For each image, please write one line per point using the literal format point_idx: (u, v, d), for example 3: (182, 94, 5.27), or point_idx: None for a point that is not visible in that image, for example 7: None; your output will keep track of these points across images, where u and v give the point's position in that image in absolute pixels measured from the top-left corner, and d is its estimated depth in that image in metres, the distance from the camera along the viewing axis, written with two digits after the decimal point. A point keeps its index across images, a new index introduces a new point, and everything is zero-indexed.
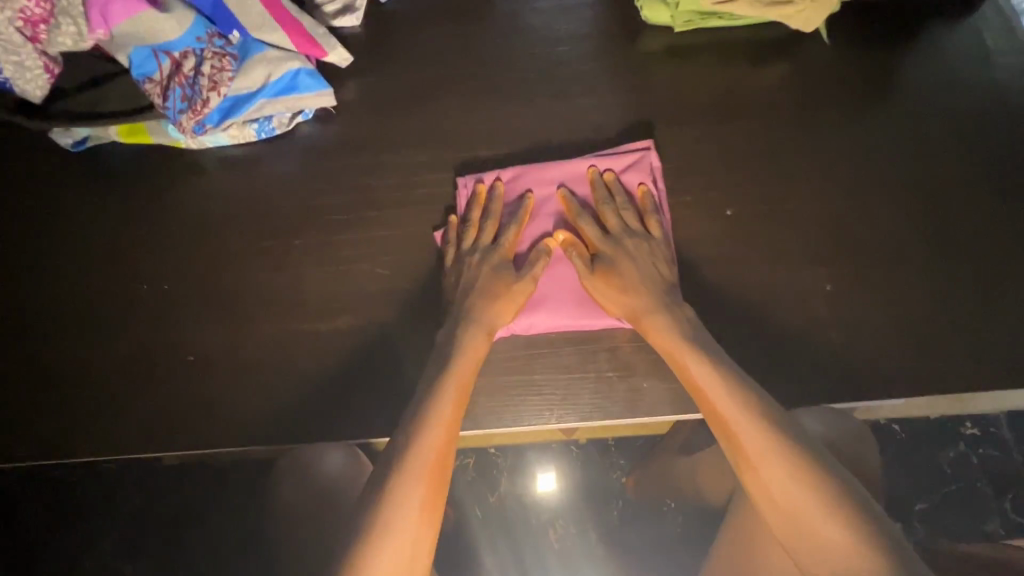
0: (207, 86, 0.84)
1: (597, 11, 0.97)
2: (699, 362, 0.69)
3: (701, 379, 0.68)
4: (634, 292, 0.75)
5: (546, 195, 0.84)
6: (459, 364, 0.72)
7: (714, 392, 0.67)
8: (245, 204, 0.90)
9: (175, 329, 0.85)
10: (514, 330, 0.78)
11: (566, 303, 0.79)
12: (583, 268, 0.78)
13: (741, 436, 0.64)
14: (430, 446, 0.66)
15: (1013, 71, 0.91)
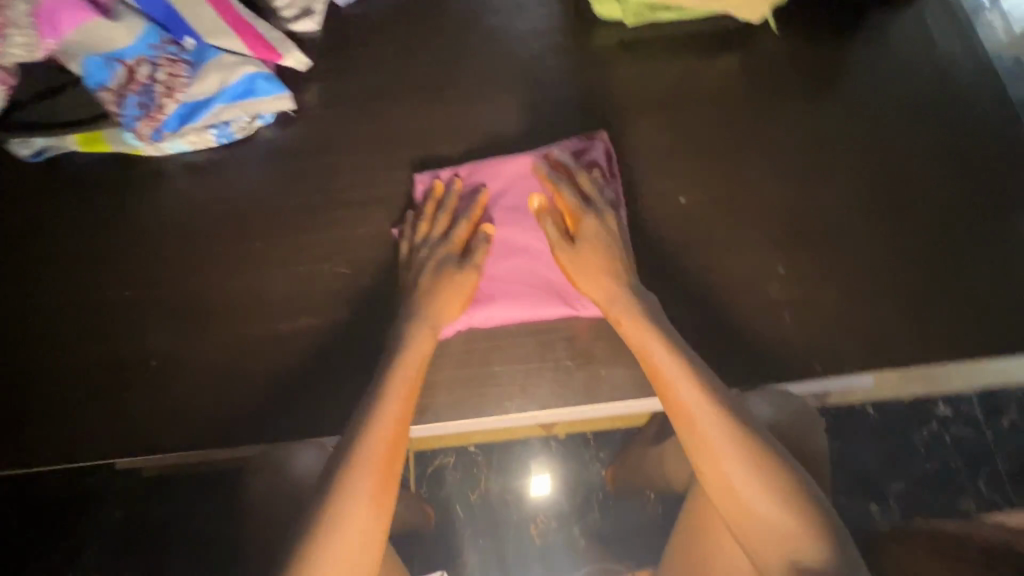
0: (162, 92, 0.85)
1: (551, 9, 0.99)
2: (662, 346, 0.69)
3: (663, 366, 0.68)
4: (605, 271, 0.75)
5: (500, 188, 0.84)
6: (408, 362, 0.72)
7: (676, 380, 0.66)
8: (205, 210, 0.91)
9: (136, 335, 0.85)
10: (468, 323, 0.79)
11: (522, 294, 0.79)
12: (557, 237, 0.77)
13: (701, 423, 0.64)
14: (379, 444, 0.66)
15: (956, 54, 0.93)
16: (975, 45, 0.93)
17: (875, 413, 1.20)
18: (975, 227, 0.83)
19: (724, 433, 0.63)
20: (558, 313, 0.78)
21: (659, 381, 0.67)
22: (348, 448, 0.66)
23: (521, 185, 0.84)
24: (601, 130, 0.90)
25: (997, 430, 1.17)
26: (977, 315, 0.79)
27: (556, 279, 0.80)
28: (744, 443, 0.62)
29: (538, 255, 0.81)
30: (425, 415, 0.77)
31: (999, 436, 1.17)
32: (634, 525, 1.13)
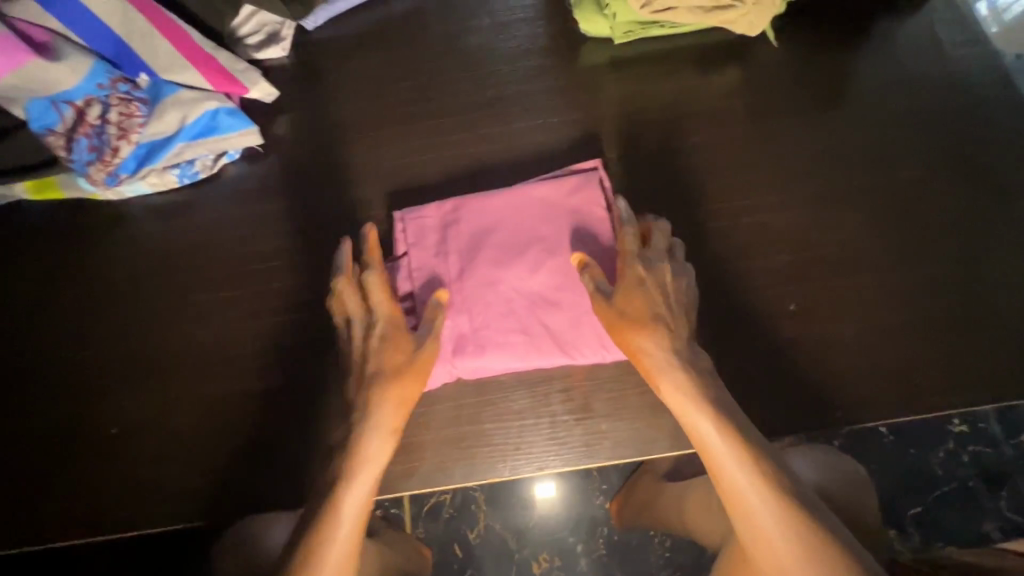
0: (115, 134, 0.79)
1: (535, 27, 0.93)
2: (709, 420, 0.61)
3: (709, 437, 0.60)
4: (648, 330, 0.66)
5: (484, 227, 0.76)
6: (374, 445, 0.64)
7: (725, 459, 0.59)
8: (169, 257, 0.84)
9: (95, 400, 0.78)
10: (453, 376, 0.73)
11: (513, 343, 0.72)
12: (594, 291, 0.68)
13: (751, 509, 0.57)
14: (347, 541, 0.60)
15: (967, 63, 0.87)
16: (986, 52, 0.88)
17: (888, 433, 1.05)
18: (995, 252, 0.78)
19: (779, 527, 0.55)
20: (553, 362, 0.72)
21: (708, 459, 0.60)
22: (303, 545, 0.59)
23: (506, 223, 0.76)
24: (595, 159, 0.83)
25: (1017, 446, 1.03)
26: (999, 349, 0.74)
27: (550, 325, 0.73)
28: (799, 533, 0.55)
29: (528, 299, 0.74)
30: (412, 480, 0.71)
31: (1019, 452, 1.03)
32: (644, 564, 1.01)
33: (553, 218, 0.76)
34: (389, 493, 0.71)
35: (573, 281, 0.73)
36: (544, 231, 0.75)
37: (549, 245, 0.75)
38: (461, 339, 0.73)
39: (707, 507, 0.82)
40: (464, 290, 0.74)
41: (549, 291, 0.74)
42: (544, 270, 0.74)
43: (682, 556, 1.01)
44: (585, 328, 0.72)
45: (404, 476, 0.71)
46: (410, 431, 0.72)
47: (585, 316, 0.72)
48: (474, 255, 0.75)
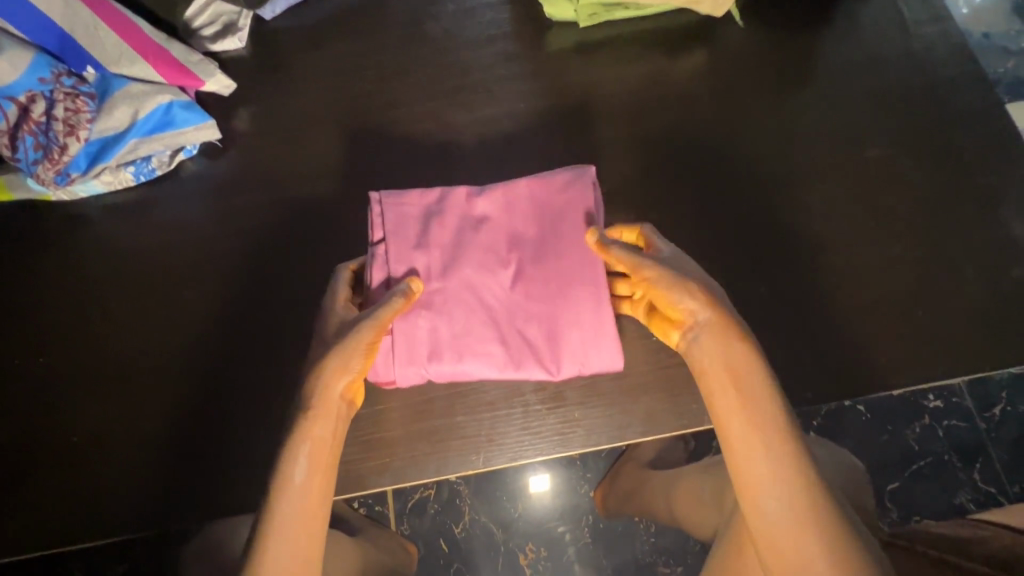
0: (63, 131, 0.76)
1: (499, 12, 0.91)
2: (763, 390, 0.58)
3: (755, 404, 0.58)
4: (705, 297, 0.62)
5: (469, 222, 0.68)
6: (318, 407, 0.61)
7: (772, 429, 0.57)
8: (127, 257, 0.81)
9: (55, 410, 0.75)
10: (424, 379, 0.67)
11: (491, 352, 0.66)
12: (635, 260, 0.63)
13: (790, 488, 0.54)
14: (295, 516, 0.58)
15: (930, 40, 0.87)
16: (949, 28, 0.88)
17: (866, 411, 1.06)
18: (963, 226, 0.78)
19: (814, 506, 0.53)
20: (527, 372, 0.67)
21: (751, 425, 0.57)
22: (261, 515, 0.59)
23: (491, 219, 0.68)
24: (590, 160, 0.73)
25: (990, 420, 1.05)
26: (965, 323, 0.74)
27: (531, 334, 0.66)
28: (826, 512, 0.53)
29: (509, 305, 0.67)
30: (384, 477, 0.70)
31: (992, 426, 1.04)
32: (630, 551, 1.01)
33: (539, 217, 0.68)
34: (357, 489, 0.70)
35: (557, 290, 0.66)
36: (531, 233, 0.68)
37: (534, 247, 0.68)
38: (437, 344, 0.66)
39: (697, 500, 0.83)
40: (445, 291, 0.66)
41: (530, 299, 0.67)
42: (527, 275, 0.67)
43: (665, 541, 1.01)
44: (565, 341, 0.66)
45: (375, 473, 0.70)
46: (382, 428, 0.71)
47: (567, 328, 0.66)
48: (459, 252, 0.67)
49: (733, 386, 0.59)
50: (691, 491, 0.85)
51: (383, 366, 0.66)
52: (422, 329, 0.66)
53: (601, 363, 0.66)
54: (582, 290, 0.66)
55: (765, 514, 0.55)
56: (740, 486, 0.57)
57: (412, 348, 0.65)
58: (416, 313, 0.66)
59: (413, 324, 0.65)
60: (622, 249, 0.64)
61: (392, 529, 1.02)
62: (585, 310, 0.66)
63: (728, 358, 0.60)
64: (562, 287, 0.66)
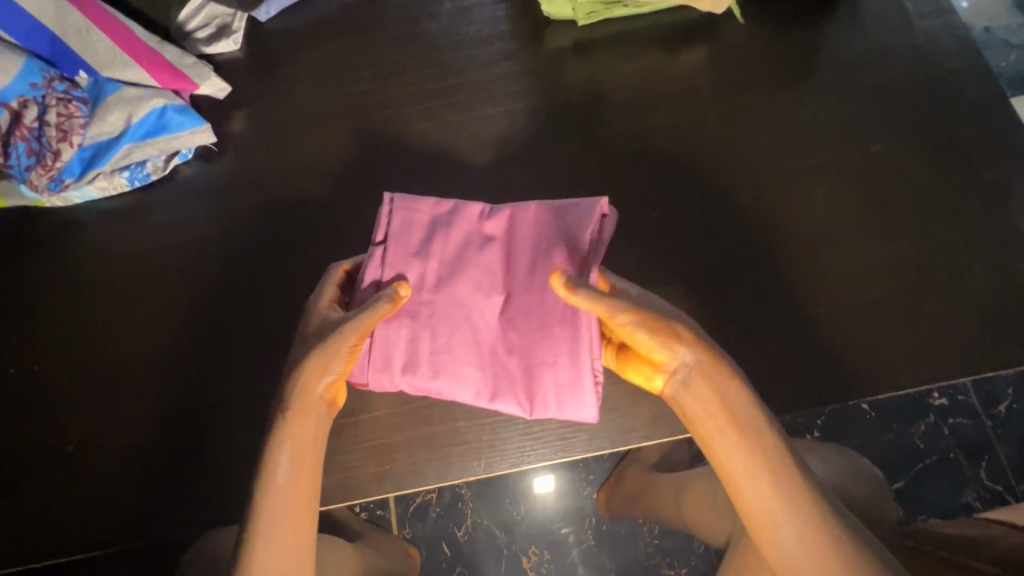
0: (55, 136, 0.75)
1: (496, 11, 0.90)
2: (759, 422, 0.56)
3: (755, 437, 0.56)
4: (688, 335, 0.58)
5: (472, 240, 0.66)
6: (297, 406, 0.60)
7: (775, 460, 0.55)
8: (123, 263, 0.80)
9: (50, 416, 0.74)
10: (395, 387, 0.65)
11: (466, 376, 0.64)
12: (608, 307, 0.57)
13: (801, 517, 0.53)
14: (281, 517, 0.57)
15: (933, 33, 0.86)
16: (953, 21, 0.87)
17: (870, 410, 1.05)
18: (969, 222, 0.77)
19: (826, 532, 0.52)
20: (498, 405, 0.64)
21: (758, 462, 0.55)
22: (248, 517, 0.57)
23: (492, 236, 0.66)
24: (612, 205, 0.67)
25: (996, 417, 1.03)
26: (971, 320, 0.73)
27: (509, 366, 0.64)
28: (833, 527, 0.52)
29: (492, 332, 0.64)
30: (385, 484, 0.69)
31: (999, 423, 1.03)
32: (633, 553, 1.00)
33: (540, 247, 0.65)
34: (358, 496, 0.69)
35: (542, 322, 0.63)
36: (528, 261, 0.64)
37: (527, 274, 0.64)
38: (415, 356, 0.64)
39: (708, 502, 0.83)
40: (433, 304, 0.65)
41: (511, 332, 0.64)
42: (512, 308, 0.64)
43: (669, 543, 1.00)
44: (540, 382, 0.63)
45: (375, 480, 0.69)
46: (382, 434, 0.70)
47: (545, 369, 0.62)
48: (456, 267, 0.65)
49: (730, 423, 0.57)
50: (700, 494, 0.85)
51: (358, 367, 0.64)
52: (401, 340, 0.64)
53: (574, 413, 0.62)
54: (568, 328, 0.62)
55: (785, 549, 0.53)
56: (754, 525, 0.55)
57: (389, 356, 0.64)
58: (400, 320, 0.64)
59: (393, 332, 0.64)
60: (590, 295, 0.57)
61: (394, 534, 1.01)
62: (567, 351, 0.62)
63: (721, 394, 0.57)
64: (545, 326, 0.63)
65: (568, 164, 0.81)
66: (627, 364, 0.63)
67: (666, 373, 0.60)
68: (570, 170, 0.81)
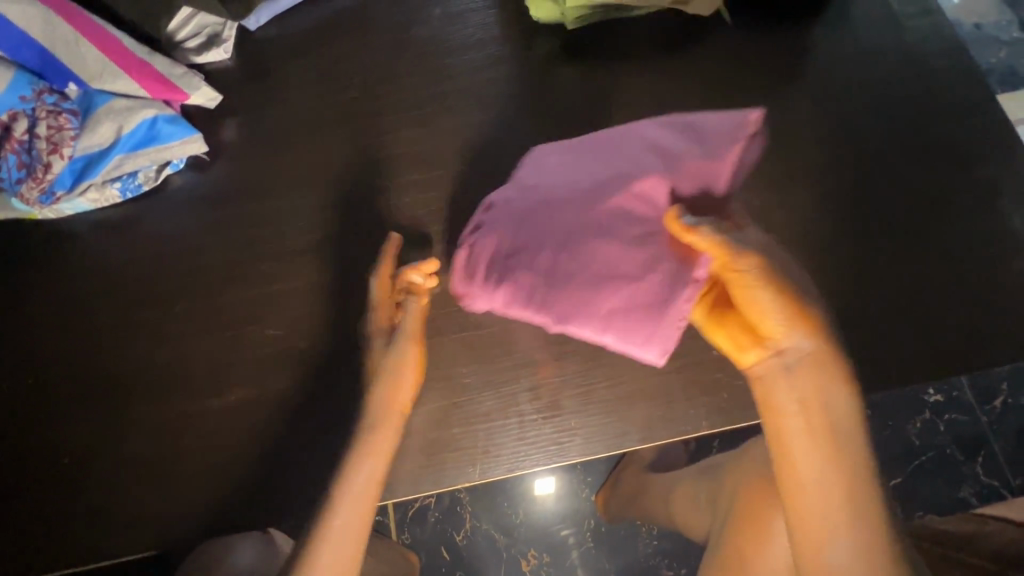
0: (46, 149, 0.75)
1: (486, 17, 0.90)
2: (853, 435, 0.54)
3: (840, 445, 0.54)
4: (809, 320, 0.56)
5: (590, 160, 0.73)
6: (380, 419, 0.67)
7: (855, 476, 0.53)
8: (115, 274, 0.80)
9: (46, 429, 0.74)
10: (479, 304, 0.72)
11: (536, 282, 0.70)
12: (729, 246, 0.58)
13: (859, 535, 0.52)
14: (345, 527, 0.62)
15: (921, 32, 0.86)
16: (940, 21, 0.87)
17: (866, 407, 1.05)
18: (959, 221, 0.77)
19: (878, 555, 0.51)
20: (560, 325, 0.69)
21: (839, 472, 0.53)
22: None
23: (618, 163, 0.71)
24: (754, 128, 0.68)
25: (992, 413, 1.04)
26: (961, 318, 0.74)
27: (581, 277, 0.68)
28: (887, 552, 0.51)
29: (572, 243, 0.69)
30: None
31: (994, 419, 1.03)
32: (633, 554, 1.00)
33: (652, 166, 0.69)
34: None
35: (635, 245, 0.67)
36: (632, 181, 0.69)
37: (624, 191, 0.69)
38: (498, 264, 0.71)
39: (692, 502, 0.83)
40: (529, 216, 0.72)
41: (592, 246, 0.68)
42: (601, 223, 0.69)
43: (668, 544, 1.00)
44: (612, 303, 0.66)
45: None
46: None
47: (613, 285, 0.67)
48: (565, 184, 0.73)
49: (822, 429, 0.55)
50: (686, 494, 0.85)
51: (457, 274, 0.73)
52: (488, 247, 0.72)
53: (632, 334, 0.65)
54: (657, 258, 0.65)
55: (832, 559, 0.52)
56: (807, 529, 0.54)
57: (477, 263, 0.72)
58: (498, 228, 0.73)
59: (487, 238, 0.72)
60: (710, 233, 0.59)
61: (394, 538, 1.02)
62: (650, 275, 0.65)
63: (824, 397, 0.55)
64: (624, 244, 0.67)
65: None
66: (724, 322, 0.62)
67: (767, 352, 0.58)
68: None
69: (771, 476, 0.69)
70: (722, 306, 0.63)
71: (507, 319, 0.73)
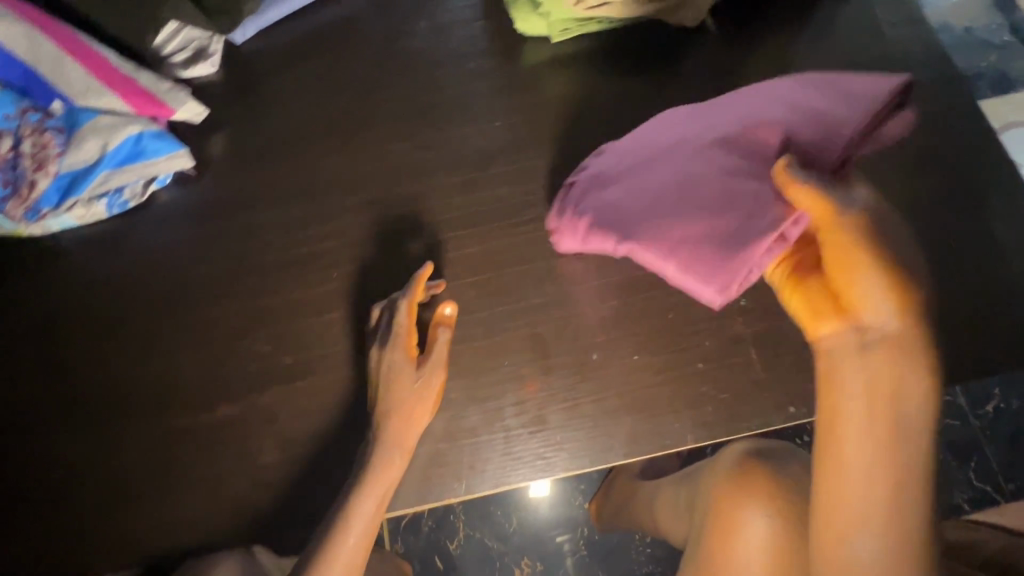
0: (31, 166, 0.75)
1: (471, 29, 0.90)
2: (919, 433, 0.50)
3: (902, 437, 0.49)
4: (906, 300, 0.50)
5: (722, 105, 0.68)
6: (391, 451, 0.66)
7: (908, 473, 0.49)
8: (97, 290, 0.79)
9: (29, 449, 0.73)
10: (562, 234, 0.73)
11: (614, 207, 0.70)
12: (830, 203, 0.52)
13: (889, 535, 0.49)
14: (348, 557, 0.63)
15: (907, 41, 0.86)
16: (925, 30, 0.87)
17: None
18: (952, 228, 0.76)
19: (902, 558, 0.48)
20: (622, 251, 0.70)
21: (893, 466, 0.49)
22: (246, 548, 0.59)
23: (744, 105, 0.66)
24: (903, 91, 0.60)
25: (984, 418, 1.04)
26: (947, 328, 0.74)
27: (661, 204, 0.67)
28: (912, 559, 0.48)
29: (667, 175, 0.68)
30: None
31: (986, 424, 1.03)
32: (626, 562, 1.00)
33: (783, 114, 0.63)
34: None
35: (727, 175, 0.63)
36: (753, 125, 0.64)
37: (739, 131, 0.65)
38: (590, 191, 0.73)
39: (673, 509, 0.81)
40: (632, 151, 0.72)
41: (683, 177, 0.66)
42: (701, 157, 0.66)
43: (662, 552, 1.00)
44: (685, 234, 0.65)
45: None
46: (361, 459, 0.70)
47: (692, 215, 0.65)
48: (684, 123, 0.70)
49: (887, 427, 0.50)
50: (668, 502, 0.83)
51: (556, 204, 0.75)
52: (588, 174, 0.74)
53: (692, 266, 0.63)
54: (747, 200, 0.62)
55: (856, 550, 0.49)
56: (836, 514, 0.51)
57: (574, 189, 0.74)
58: (607, 159, 0.74)
59: (590, 167, 0.74)
60: (814, 188, 0.53)
61: (387, 548, 1.02)
62: (731, 211, 0.62)
63: (893, 387, 0.50)
64: (714, 177, 0.64)
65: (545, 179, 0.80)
66: (805, 289, 0.57)
67: (845, 325, 0.53)
68: (548, 184, 0.80)
69: (744, 479, 0.66)
70: (806, 267, 0.58)
71: (492, 334, 0.73)
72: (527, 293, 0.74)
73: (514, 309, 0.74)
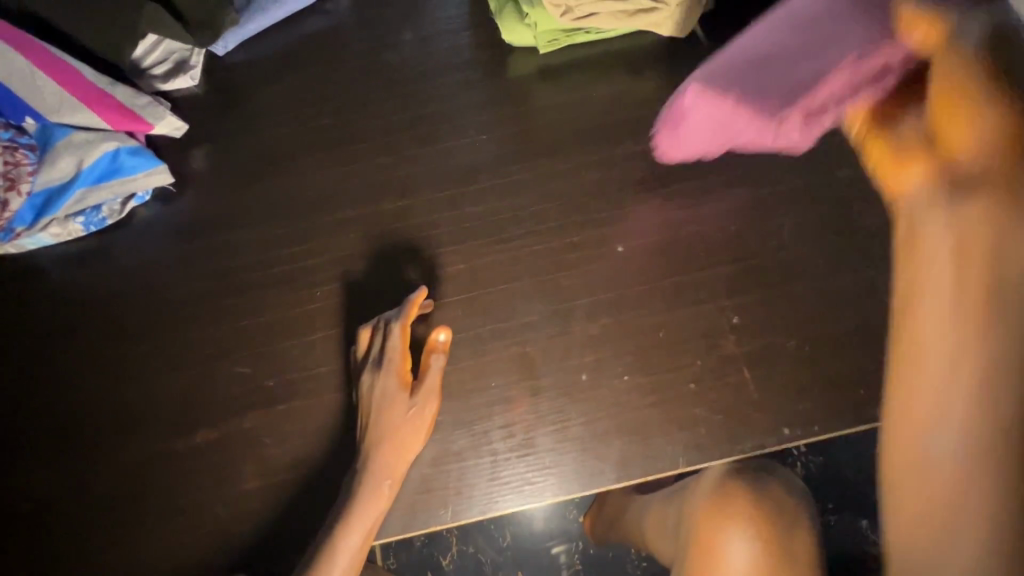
0: (2, 186, 0.73)
1: (457, 40, 0.88)
2: (1001, 325, 0.45)
3: (992, 318, 0.46)
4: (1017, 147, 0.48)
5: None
6: (381, 481, 0.64)
7: (991, 357, 0.45)
8: (75, 311, 0.77)
9: (3, 476, 0.71)
10: (663, 124, 0.75)
11: (708, 70, 0.70)
12: (965, 54, 0.51)
13: (957, 428, 0.45)
14: None
15: None
16: None
17: None
18: None
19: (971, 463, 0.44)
20: (739, 139, 0.72)
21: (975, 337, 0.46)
22: None
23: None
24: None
25: None
26: None
27: (747, 53, 0.69)
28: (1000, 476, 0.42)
29: (765, 34, 0.69)
30: None
31: None
32: None
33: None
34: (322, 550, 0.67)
35: (815, 46, 0.66)
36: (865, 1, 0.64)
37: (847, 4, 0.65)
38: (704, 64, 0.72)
39: (662, 528, 0.78)
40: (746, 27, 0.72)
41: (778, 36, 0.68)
42: (800, 25, 0.67)
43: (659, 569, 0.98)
44: (763, 82, 0.68)
45: None
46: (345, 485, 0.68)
47: (775, 67, 0.68)
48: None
49: (984, 292, 0.47)
50: (658, 520, 0.80)
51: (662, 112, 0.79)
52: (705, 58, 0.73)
53: (750, 103, 0.67)
54: (832, 24, 0.66)
55: (929, 448, 0.46)
56: (911, 413, 0.49)
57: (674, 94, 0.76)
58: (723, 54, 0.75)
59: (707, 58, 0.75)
60: (953, 50, 0.52)
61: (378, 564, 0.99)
62: (821, 83, 0.65)
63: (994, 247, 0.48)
64: (809, 45, 0.67)
65: (534, 192, 0.78)
66: (915, 155, 0.58)
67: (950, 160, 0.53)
68: (537, 198, 0.78)
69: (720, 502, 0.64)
70: (896, 112, 0.63)
71: (479, 354, 0.71)
72: (515, 311, 0.72)
73: (502, 328, 0.72)
